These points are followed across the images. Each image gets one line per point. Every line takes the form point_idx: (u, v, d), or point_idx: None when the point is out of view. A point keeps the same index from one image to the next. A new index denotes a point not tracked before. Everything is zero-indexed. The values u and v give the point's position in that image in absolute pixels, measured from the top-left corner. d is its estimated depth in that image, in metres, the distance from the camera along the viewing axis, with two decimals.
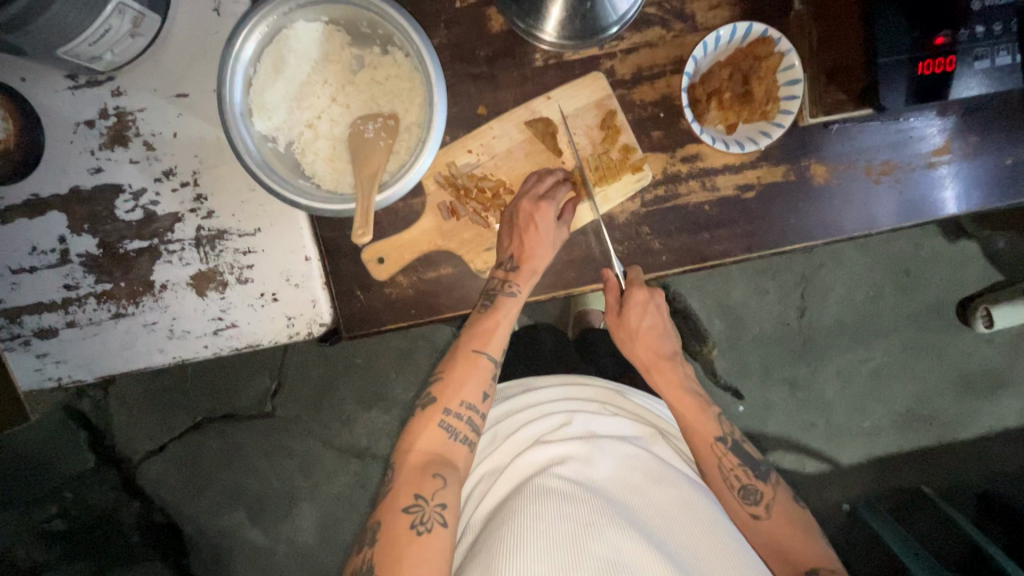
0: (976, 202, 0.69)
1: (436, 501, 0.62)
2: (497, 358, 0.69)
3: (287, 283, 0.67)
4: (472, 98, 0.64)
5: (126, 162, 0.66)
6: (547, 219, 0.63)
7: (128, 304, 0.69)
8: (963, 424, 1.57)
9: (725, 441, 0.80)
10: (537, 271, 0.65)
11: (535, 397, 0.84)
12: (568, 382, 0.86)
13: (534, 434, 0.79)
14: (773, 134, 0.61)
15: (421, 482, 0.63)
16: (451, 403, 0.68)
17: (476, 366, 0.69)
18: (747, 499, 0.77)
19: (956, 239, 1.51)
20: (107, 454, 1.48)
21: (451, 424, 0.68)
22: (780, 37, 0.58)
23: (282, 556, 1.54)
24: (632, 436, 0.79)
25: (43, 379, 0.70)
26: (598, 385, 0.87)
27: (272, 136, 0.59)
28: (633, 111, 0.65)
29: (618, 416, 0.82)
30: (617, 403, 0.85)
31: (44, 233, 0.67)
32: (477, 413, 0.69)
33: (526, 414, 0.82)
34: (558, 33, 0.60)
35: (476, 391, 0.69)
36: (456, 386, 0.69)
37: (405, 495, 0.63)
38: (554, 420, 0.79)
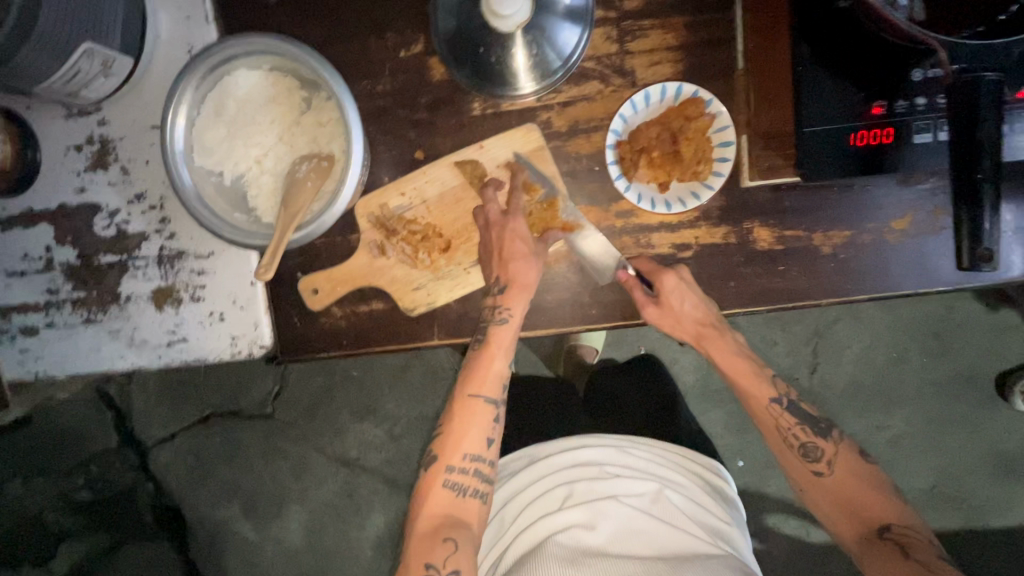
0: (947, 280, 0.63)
1: (449, 567, 0.61)
2: (494, 399, 0.68)
3: (234, 305, 0.72)
4: (411, 143, 0.66)
5: (105, 185, 0.73)
6: (522, 232, 0.64)
7: (98, 311, 0.76)
8: (997, 512, 1.41)
9: (781, 402, 0.73)
10: (528, 288, 0.64)
11: (539, 469, 0.82)
12: (570, 446, 0.83)
13: (540, 508, 0.77)
14: (702, 197, 0.61)
15: (429, 552, 0.62)
16: (453, 460, 0.67)
17: (475, 412, 0.68)
18: (810, 460, 0.71)
19: (993, 303, 1.37)
20: (129, 435, 1.54)
21: (457, 481, 0.67)
22: (711, 100, 0.59)
23: (270, 555, 1.58)
24: (634, 498, 0.76)
25: (24, 371, 0.78)
26: (600, 441, 0.84)
27: (217, 171, 0.64)
28: (568, 161, 0.65)
29: (620, 476, 0.78)
30: (619, 461, 0.81)
31: (34, 243, 0.75)
32: (485, 461, 0.68)
33: (529, 492, 0.80)
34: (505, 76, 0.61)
35: (480, 437, 0.68)
36: (456, 440, 0.68)
37: (416, 565, 0.61)
38: (553, 496, 0.78)
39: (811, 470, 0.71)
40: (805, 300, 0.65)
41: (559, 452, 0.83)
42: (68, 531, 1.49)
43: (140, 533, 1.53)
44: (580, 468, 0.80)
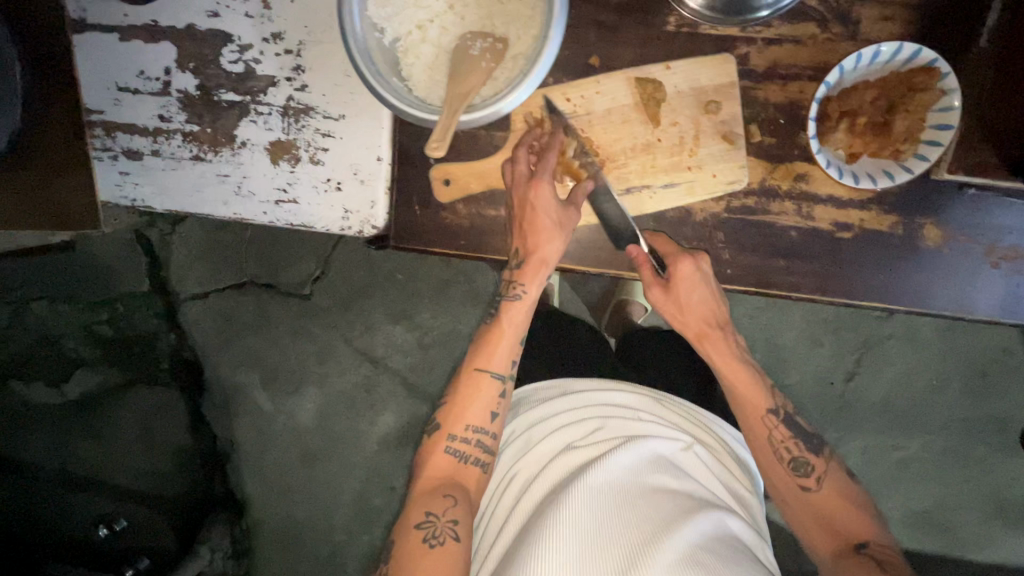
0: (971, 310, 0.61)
1: (447, 517, 0.61)
2: (500, 375, 0.68)
3: (353, 177, 0.69)
4: (588, 46, 0.61)
5: (241, 15, 0.67)
6: (544, 195, 0.61)
7: (208, 151, 0.72)
8: (983, 472, 1.47)
9: (777, 415, 0.70)
10: (546, 262, 0.63)
11: (577, 399, 0.76)
12: (608, 388, 0.78)
13: (568, 438, 0.72)
14: (898, 177, 0.54)
15: (429, 499, 0.63)
16: (455, 430, 0.67)
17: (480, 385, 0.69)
18: (798, 474, 0.68)
19: (1011, 375, 1.43)
20: (161, 284, 1.49)
21: (458, 449, 0.67)
22: (949, 73, 0.51)
23: (281, 428, 1.55)
24: (665, 444, 0.71)
25: (119, 195, 0.75)
26: (629, 389, 0.78)
27: (381, 27, 0.59)
28: (753, 108, 0.60)
29: (650, 423, 0.73)
30: (652, 410, 0.76)
31: (153, 61, 0.71)
32: (488, 434, 0.68)
33: (554, 422, 0.75)
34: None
35: (483, 412, 0.68)
36: (458, 412, 0.68)
37: (416, 512, 0.62)
38: (584, 428, 0.73)
39: (796, 482, 0.68)
40: (821, 292, 0.63)
41: (597, 394, 0.77)
42: (84, 360, 1.44)
43: (150, 376, 1.46)
44: (613, 409, 0.75)
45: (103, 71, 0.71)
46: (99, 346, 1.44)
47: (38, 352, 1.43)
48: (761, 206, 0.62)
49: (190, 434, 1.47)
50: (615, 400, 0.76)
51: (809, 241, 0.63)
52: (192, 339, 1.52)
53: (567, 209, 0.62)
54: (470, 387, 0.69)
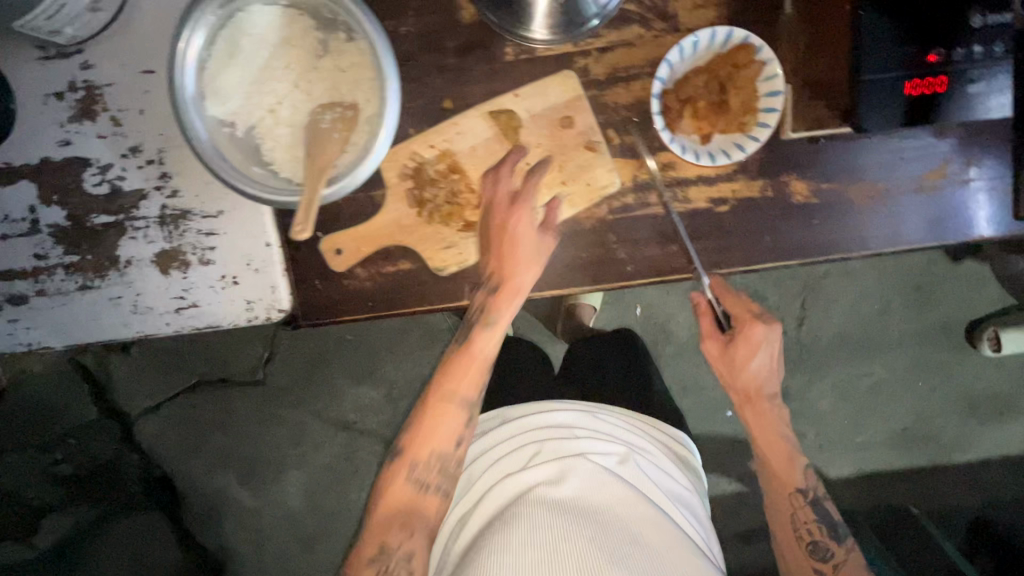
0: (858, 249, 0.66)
1: (401, 553, 0.59)
2: (471, 397, 0.65)
3: (248, 268, 0.68)
4: (439, 91, 0.62)
5: (94, 137, 0.66)
6: (526, 225, 0.60)
7: (94, 277, 0.70)
8: (946, 377, 1.54)
9: (806, 494, 0.76)
10: (520, 289, 0.62)
11: (512, 429, 0.74)
12: (543, 409, 0.76)
13: (505, 470, 0.70)
14: (748, 149, 0.57)
15: (386, 531, 0.61)
16: (420, 454, 0.63)
17: (448, 410, 0.65)
18: (817, 557, 0.73)
19: (944, 281, 1.50)
20: (109, 408, 1.42)
21: (421, 475, 0.64)
22: (762, 46, 0.55)
23: (269, 520, 1.50)
24: (603, 457, 0.69)
25: (14, 343, 0.72)
26: (568, 405, 0.77)
27: (229, 121, 0.59)
28: (606, 113, 0.62)
29: (585, 437, 0.71)
30: (589, 424, 0.74)
31: (15, 203, 0.69)
32: (455, 460, 0.65)
33: (493, 453, 0.73)
34: (546, 27, 0.58)
35: (450, 436, 0.65)
36: (427, 435, 0.64)
37: (369, 547, 0.60)
38: (522, 453, 0.70)
39: (812, 563, 0.73)
40: (718, 266, 0.66)
41: (532, 417, 0.75)
42: None
43: (127, 503, 1.25)
44: (547, 429, 0.73)
45: None
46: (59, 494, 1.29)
47: None
48: (640, 201, 0.64)
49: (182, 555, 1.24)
50: (549, 420, 0.74)
51: (694, 221, 0.65)
52: (157, 455, 1.46)
53: (540, 236, 0.61)
54: (440, 408, 0.65)
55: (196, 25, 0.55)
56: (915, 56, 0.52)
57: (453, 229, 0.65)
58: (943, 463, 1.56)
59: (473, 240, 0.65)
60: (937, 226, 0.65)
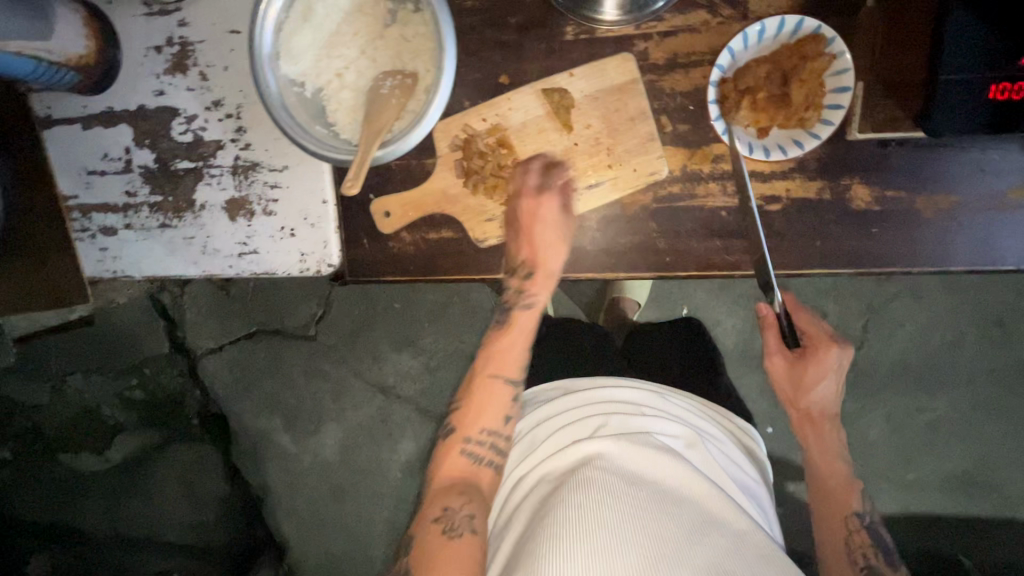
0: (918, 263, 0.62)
1: (465, 509, 0.62)
2: (513, 379, 0.70)
3: (304, 222, 0.73)
4: (496, 66, 0.64)
5: (183, 89, 0.73)
6: (551, 209, 0.63)
7: (173, 217, 0.77)
8: (1021, 423, 1.41)
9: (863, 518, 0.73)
10: (552, 273, 0.67)
11: (577, 400, 0.73)
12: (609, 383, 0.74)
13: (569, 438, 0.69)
14: (807, 146, 0.56)
15: (447, 497, 0.64)
16: (472, 431, 0.68)
17: (494, 390, 0.70)
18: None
19: None
20: (179, 344, 1.55)
21: (473, 451, 0.68)
22: (835, 38, 0.52)
23: (306, 467, 1.60)
24: (671, 439, 0.67)
25: (102, 269, 0.82)
26: (635, 384, 0.75)
27: (299, 81, 0.63)
28: (661, 99, 0.61)
29: (653, 416, 0.69)
30: (658, 404, 0.72)
31: (114, 144, 0.77)
32: (500, 437, 0.69)
33: (556, 420, 0.72)
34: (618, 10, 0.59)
35: (498, 415, 0.70)
36: (477, 412, 0.70)
37: (434, 507, 0.64)
38: (586, 425, 0.69)
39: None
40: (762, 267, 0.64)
41: (597, 389, 0.73)
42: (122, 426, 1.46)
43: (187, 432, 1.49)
44: (614, 403, 0.71)
45: (73, 158, 0.78)
46: (132, 411, 1.47)
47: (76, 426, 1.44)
48: (687, 192, 0.63)
49: (227, 484, 1.48)
50: (615, 395, 0.72)
51: (740, 218, 0.63)
52: (215, 391, 1.57)
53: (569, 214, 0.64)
54: (481, 390, 0.70)
55: None
56: (1005, 57, 0.49)
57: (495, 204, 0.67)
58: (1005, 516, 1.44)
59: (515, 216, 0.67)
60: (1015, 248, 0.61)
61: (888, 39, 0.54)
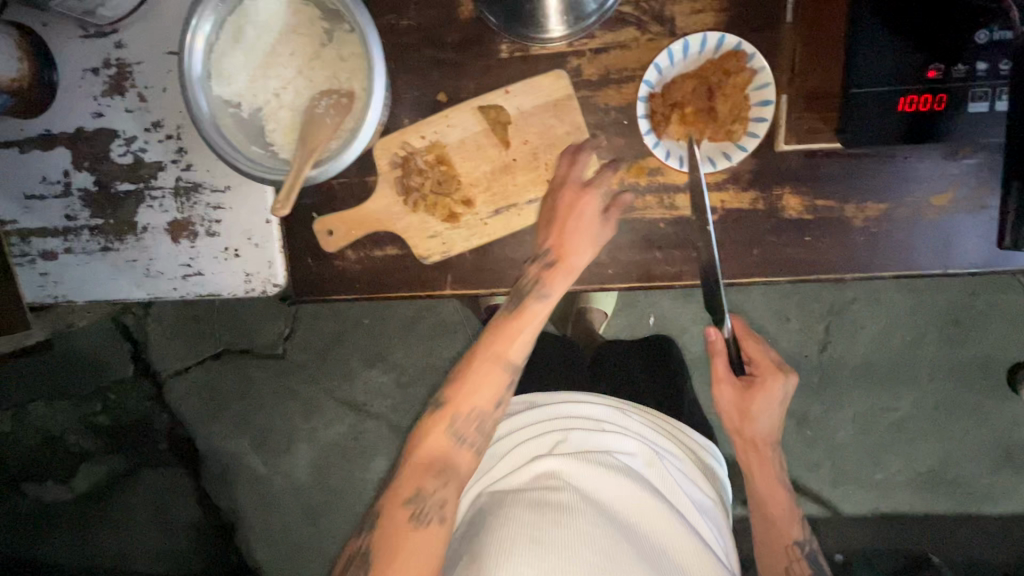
0: (845, 271, 0.63)
1: (438, 499, 0.58)
2: (518, 363, 0.62)
3: (248, 242, 0.72)
4: (434, 85, 0.64)
5: (122, 110, 0.72)
6: (591, 209, 0.61)
7: (114, 240, 0.76)
8: (982, 419, 1.44)
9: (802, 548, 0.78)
10: (573, 271, 0.62)
11: (540, 414, 0.75)
12: (573, 398, 0.76)
13: (528, 453, 0.70)
14: (733, 157, 0.57)
15: (421, 480, 0.59)
16: (460, 410, 0.60)
17: (493, 372, 0.62)
18: None
19: (986, 317, 1.40)
20: (144, 367, 1.52)
21: (460, 431, 0.61)
22: (754, 53, 0.54)
23: (276, 490, 1.57)
24: (628, 457, 0.70)
25: (44, 294, 0.80)
26: (598, 398, 0.76)
27: (235, 101, 0.63)
28: (597, 114, 0.62)
29: (612, 434, 0.71)
30: (618, 420, 0.74)
31: (53, 167, 0.75)
32: (489, 419, 0.62)
33: (518, 434, 0.73)
34: (563, 20, 0.59)
35: (489, 398, 0.62)
36: (467, 392, 0.61)
37: (406, 487, 0.59)
38: (547, 439, 0.71)
39: None
40: (704, 277, 0.65)
41: (560, 404, 0.75)
42: (88, 453, 1.50)
43: (156, 458, 1.53)
44: (575, 419, 0.73)
45: (9, 183, 0.76)
46: (99, 438, 1.50)
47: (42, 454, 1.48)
48: (626, 204, 0.64)
49: (198, 509, 1.53)
50: (577, 409, 0.74)
51: (679, 229, 0.64)
52: (181, 415, 1.54)
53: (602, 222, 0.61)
54: (476, 370, 0.62)
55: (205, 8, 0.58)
56: (911, 71, 0.51)
57: (438, 219, 0.66)
58: (971, 513, 1.46)
59: (458, 231, 0.66)
60: (945, 251, 0.62)
61: (804, 54, 0.56)
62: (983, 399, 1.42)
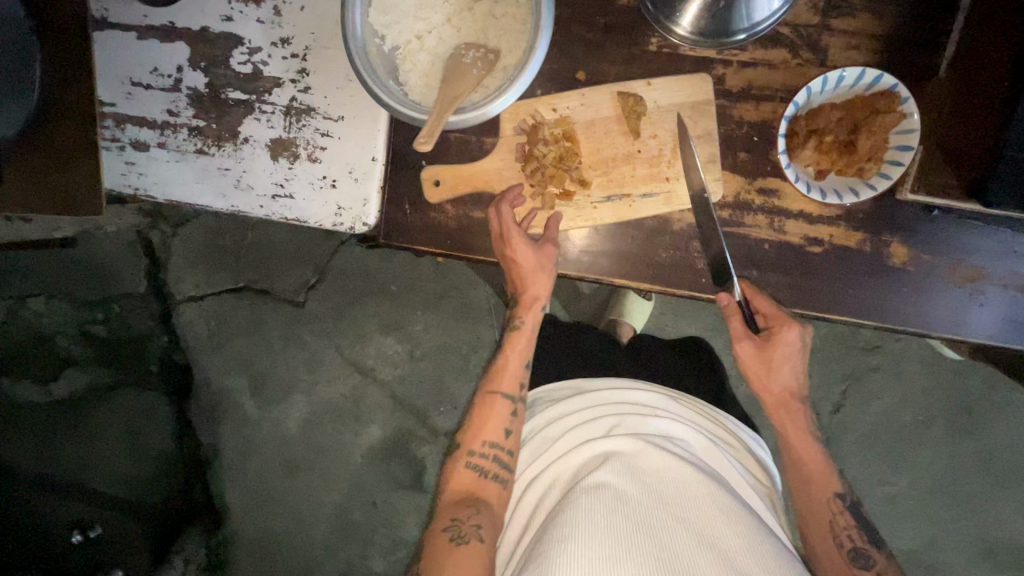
0: (933, 328, 0.64)
1: (471, 521, 0.66)
2: (511, 398, 0.76)
3: (348, 176, 0.72)
4: (575, 61, 0.64)
5: (253, 20, 0.72)
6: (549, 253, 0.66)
7: (212, 145, 0.75)
8: (973, 512, 1.46)
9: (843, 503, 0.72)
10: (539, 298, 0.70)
11: (592, 399, 0.75)
12: (625, 384, 0.77)
13: (582, 436, 0.71)
14: (861, 194, 0.57)
15: (454, 510, 0.68)
16: (474, 445, 0.73)
17: (494, 409, 0.76)
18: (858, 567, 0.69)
19: (996, 413, 1.43)
20: (156, 288, 1.49)
21: (477, 465, 0.73)
22: (909, 97, 0.54)
23: (263, 436, 1.54)
24: (682, 440, 0.69)
25: (124, 184, 0.78)
26: (648, 387, 0.78)
27: (382, 34, 0.63)
28: (728, 125, 0.63)
29: (664, 418, 0.71)
30: (668, 408, 0.75)
31: (167, 60, 0.75)
32: (504, 450, 0.73)
33: (572, 419, 0.74)
34: (693, 28, 0.60)
35: (497, 430, 0.74)
36: (477, 431, 0.75)
37: (445, 517, 0.68)
38: (599, 425, 0.71)
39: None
40: (796, 305, 0.65)
41: (610, 391, 0.76)
42: (73, 359, 1.46)
43: (141, 379, 1.48)
44: (627, 404, 0.74)
45: (118, 66, 0.76)
46: (91, 346, 1.46)
47: (29, 351, 1.45)
48: (736, 218, 0.65)
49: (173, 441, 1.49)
50: (626, 396, 0.75)
51: (782, 253, 0.65)
52: (184, 341, 1.51)
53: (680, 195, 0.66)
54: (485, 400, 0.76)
55: None
56: None
57: (550, 192, 0.66)
58: None
59: (566, 208, 0.66)
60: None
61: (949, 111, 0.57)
62: (977, 491, 1.44)
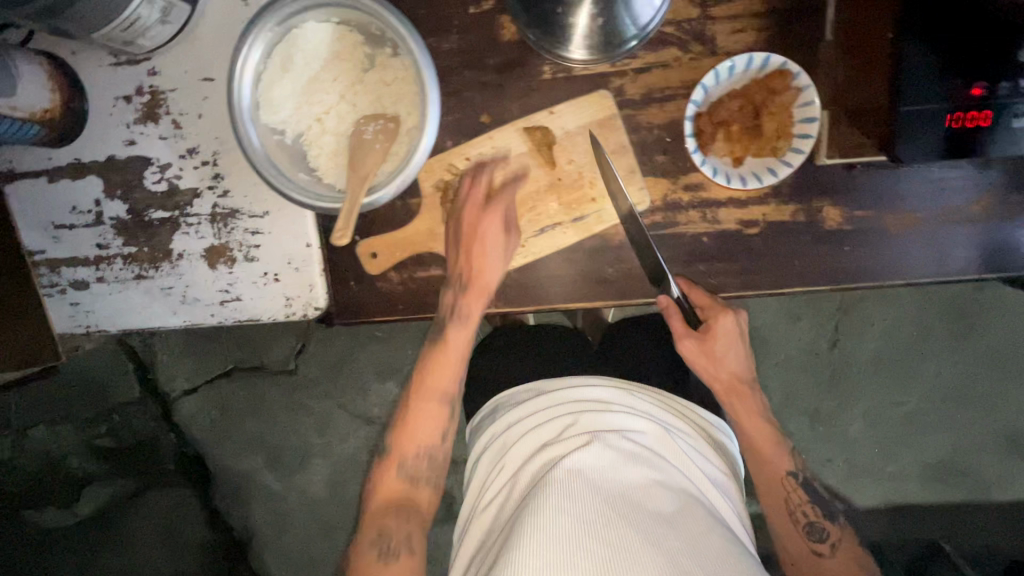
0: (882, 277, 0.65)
1: (397, 540, 0.62)
2: (450, 395, 0.69)
3: (288, 266, 0.72)
4: (476, 107, 0.64)
5: (156, 137, 0.71)
6: (488, 230, 0.63)
7: (149, 268, 0.75)
8: (992, 410, 1.48)
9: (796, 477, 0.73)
10: (489, 288, 0.65)
11: (546, 400, 0.72)
12: (582, 381, 0.73)
13: (540, 441, 0.68)
14: (779, 172, 0.58)
15: (382, 520, 0.64)
16: (408, 451, 0.67)
17: (429, 410, 0.69)
18: (813, 538, 0.70)
19: (990, 311, 1.45)
20: (151, 388, 1.46)
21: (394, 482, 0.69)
22: (799, 72, 0.55)
23: (292, 506, 1.52)
24: (639, 434, 0.65)
25: (74, 325, 0.78)
26: (605, 381, 0.73)
27: (279, 129, 0.63)
28: (639, 132, 0.63)
29: (622, 414, 0.67)
30: (626, 401, 0.70)
31: (83, 196, 0.74)
32: (437, 454, 0.69)
33: (527, 422, 0.71)
34: (582, 47, 0.59)
35: (431, 433, 0.69)
36: (411, 432, 0.68)
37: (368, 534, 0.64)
38: (556, 425, 0.68)
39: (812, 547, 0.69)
40: (746, 288, 0.66)
41: (567, 388, 0.72)
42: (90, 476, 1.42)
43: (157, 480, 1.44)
44: (580, 400, 0.70)
45: (36, 213, 0.75)
46: (102, 460, 1.42)
47: (45, 481, 1.40)
48: (670, 219, 0.65)
49: (208, 528, 1.45)
50: (585, 391, 0.71)
51: (723, 242, 0.65)
52: (191, 433, 1.48)
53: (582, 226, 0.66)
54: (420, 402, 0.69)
55: (248, 40, 0.59)
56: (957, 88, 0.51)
57: None
58: (983, 500, 1.50)
59: None
60: (909, 267, 0.65)
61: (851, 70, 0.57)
62: (990, 389, 1.46)
